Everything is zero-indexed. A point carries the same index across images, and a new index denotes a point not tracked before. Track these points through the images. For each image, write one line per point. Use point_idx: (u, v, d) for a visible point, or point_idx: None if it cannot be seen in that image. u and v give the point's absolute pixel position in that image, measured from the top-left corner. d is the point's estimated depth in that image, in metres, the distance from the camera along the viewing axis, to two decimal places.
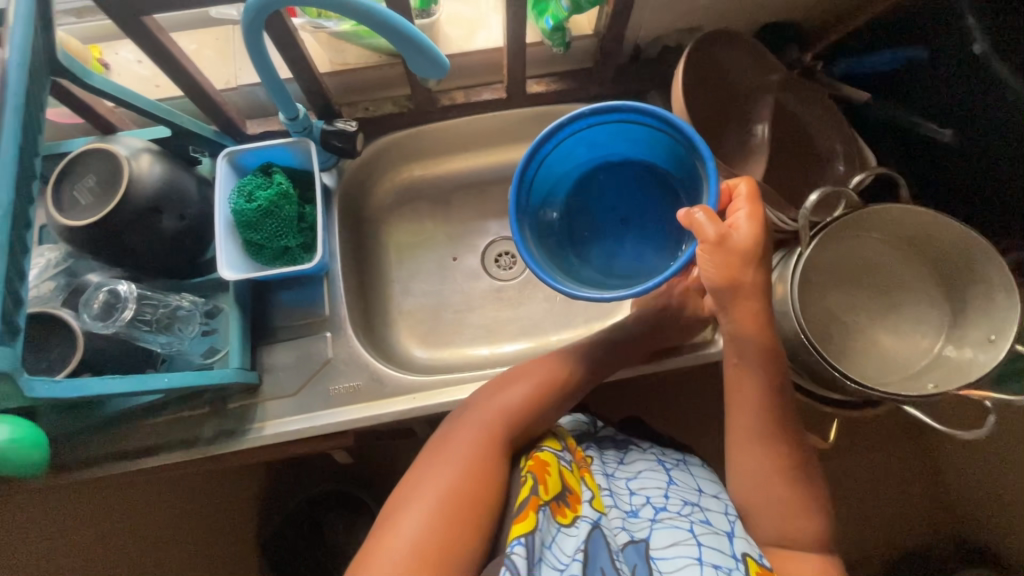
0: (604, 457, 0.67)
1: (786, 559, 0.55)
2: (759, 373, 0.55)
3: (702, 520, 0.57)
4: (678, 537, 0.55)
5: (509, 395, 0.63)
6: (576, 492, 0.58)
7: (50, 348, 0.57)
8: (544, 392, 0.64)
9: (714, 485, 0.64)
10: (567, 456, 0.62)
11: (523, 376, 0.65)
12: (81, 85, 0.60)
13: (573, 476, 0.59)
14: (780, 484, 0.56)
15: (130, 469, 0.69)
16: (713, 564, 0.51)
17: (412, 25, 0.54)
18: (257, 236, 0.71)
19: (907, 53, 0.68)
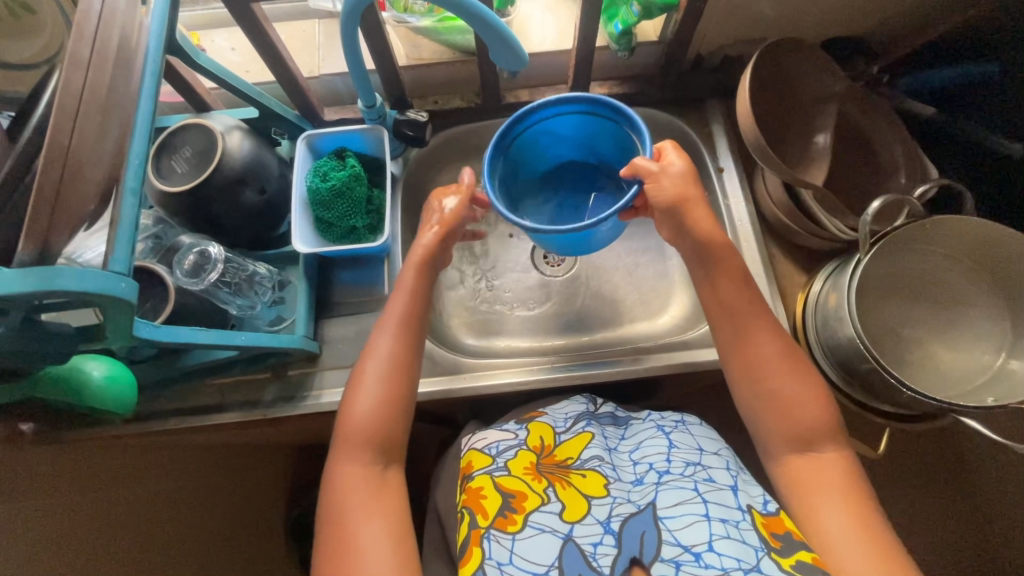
0: (604, 432, 0.68)
1: (812, 468, 0.56)
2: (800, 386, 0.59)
3: (705, 479, 0.59)
4: (683, 497, 0.56)
5: (359, 403, 0.61)
6: (527, 496, 0.59)
7: (145, 300, 0.62)
8: (389, 378, 0.62)
9: (714, 443, 0.65)
10: (501, 463, 0.63)
11: (360, 382, 0.62)
12: (189, 63, 0.65)
13: (515, 479, 0.61)
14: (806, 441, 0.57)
15: (195, 424, 0.74)
16: (720, 519, 0.53)
17: (497, 18, 0.57)
18: (327, 214, 0.75)
19: (973, 71, 0.70)
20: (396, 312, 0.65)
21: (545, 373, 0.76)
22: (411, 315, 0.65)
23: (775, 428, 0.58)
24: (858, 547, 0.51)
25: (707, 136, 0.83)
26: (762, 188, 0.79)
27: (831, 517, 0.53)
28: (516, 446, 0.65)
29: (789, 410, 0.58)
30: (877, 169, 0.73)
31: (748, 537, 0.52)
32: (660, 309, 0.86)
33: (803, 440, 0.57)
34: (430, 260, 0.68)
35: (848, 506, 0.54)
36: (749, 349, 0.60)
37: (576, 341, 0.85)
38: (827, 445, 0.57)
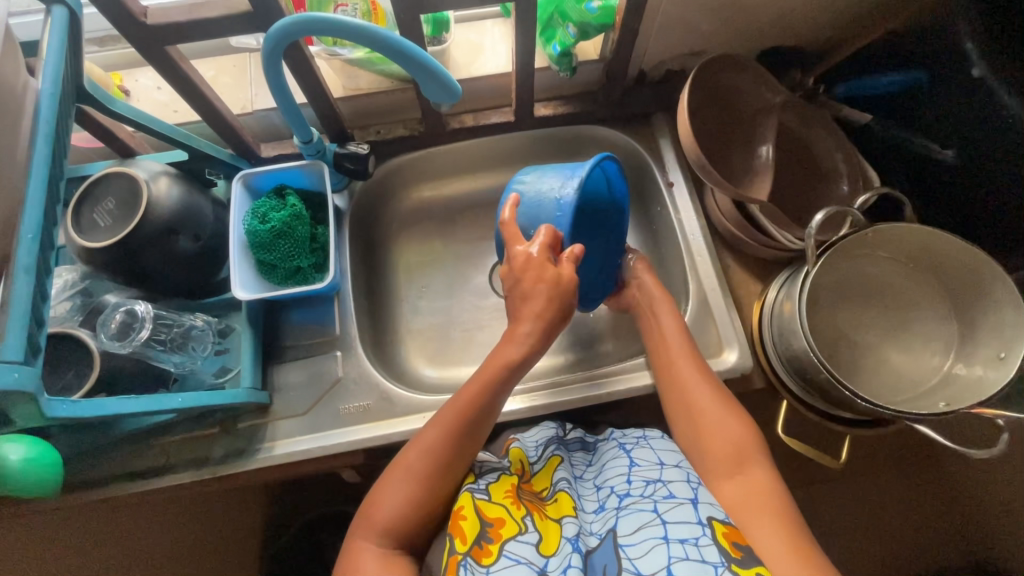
0: (572, 459, 0.69)
1: (744, 482, 0.57)
2: (709, 401, 0.64)
3: (664, 496, 0.56)
4: (643, 520, 0.54)
5: (392, 494, 0.58)
6: (505, 523, 0.57)
7: (68, 368, 0.58)
8: (430, 479, 0.59)
9: (675, 455, 0.63)
10: (483, 485, 0.62)
11: (401, 473, 0.59)
12: (104, 111, 0.61)
13: (495, 505, 0.59)
14: (733, 454, 0.59)
15: (138, 489, 0.69)
16: (679, 539, 0.51)
17: (425, 53, 0.56)
18: (269, 256, 0.72)
19: (908, 76, 0.69)
20: (453, 410, 0.61)
21: (510, 405, 0.72)
22: (473, 417, 0.61)
23: (706, 450, 0.61)
24: (786, 560, 0.50)
25: (656, 151, 0.83)
26: (712, 201, 0.78)
27: (761, 529, 0.53)
28: (499, 470, 0.65)
29: (708, 425, 0.62)
30: (820, 178, 0.74)
31: (707, 555, 0.49)
32: (621, 329, 0.85)
33: (733, 462, 0.59)
34: (507, 372, 0.63)
35: (776, 519, 0.53)
36: (681, 382, 0.66)
37: (539, 366, 0.83)
38: (755, 463, 0.59)
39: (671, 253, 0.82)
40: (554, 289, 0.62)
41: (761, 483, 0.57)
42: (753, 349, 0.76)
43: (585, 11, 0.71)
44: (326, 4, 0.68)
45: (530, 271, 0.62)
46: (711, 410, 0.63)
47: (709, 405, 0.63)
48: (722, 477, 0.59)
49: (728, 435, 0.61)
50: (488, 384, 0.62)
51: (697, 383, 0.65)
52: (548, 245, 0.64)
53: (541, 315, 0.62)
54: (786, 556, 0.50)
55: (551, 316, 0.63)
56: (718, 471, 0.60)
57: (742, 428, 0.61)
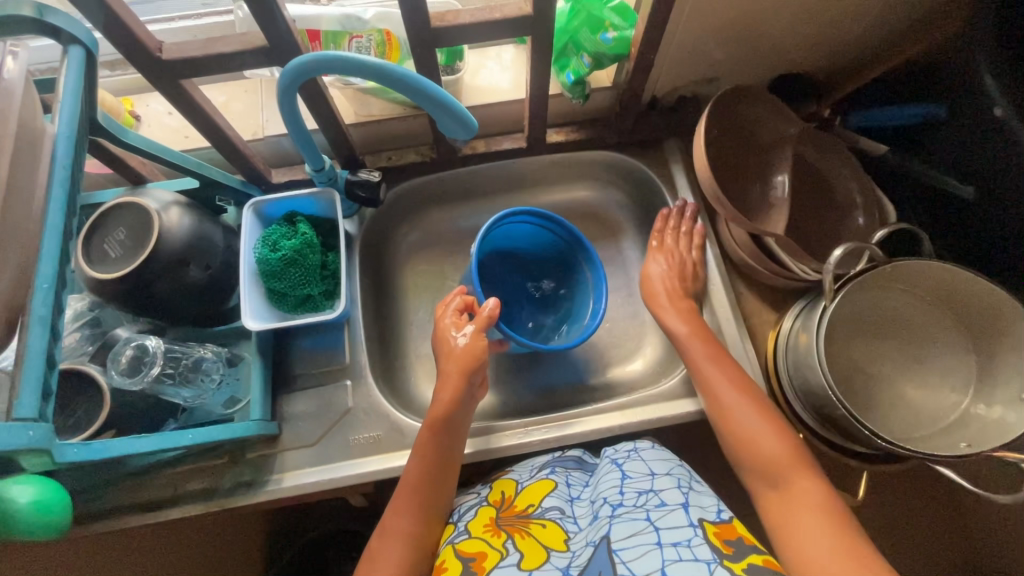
0: (568, 479, 0.67)
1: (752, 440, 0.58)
2: (723, 382, 0.63)
3: (657, 505, 0.56)
4: (637, 527, 0.53)
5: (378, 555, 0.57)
6: (487, 556, 0.56)
7: (78, 404, 0.57)
8: (404, 558, 0.57)
9: (666, 463, 0.64)
10: (463, 527, 0.62)
11: (372, 561, 0.56)
12: (116, 143, 0.60)
13: (475, 541, 0.58)
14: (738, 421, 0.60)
15: (145, 521, 0.68)
16: (672, 543, 0.50)
17: (441, 89, 0.55)
18: (279, 285, 0.71)
19: (928, 110, 0.69)
20: (415, 468, 0.62)
21: (523, 438, 0.71)
22: (435, 466, 0.63)
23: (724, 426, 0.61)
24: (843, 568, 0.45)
25: (668, 178, 0.83)
26: (725, 230, 0.78)
27: (810, 538, 0.48)
28: (478, 505, 0.65)
29: (724, 400, 0.62)
30: (835, 209, 0.74)
31: (700, 553, 0.48)
32: (633, 355, 0.83)
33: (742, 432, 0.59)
34: (442, 427, 0.64)
35: (824, 522, 0.49)
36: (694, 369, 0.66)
37: (555, 394, 0.82)
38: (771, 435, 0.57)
39: None
40: (466, 348, 0.67)
41: (767, 438, 0.57)
42: (767, 379, 0.76)
43: (601, 42, 0.70)
44: (340, 35, 0.67)
45: (443, 334, 0.69)
46: (724, 387, 0.63)
47: (721, 386, 0.63)
48: (762, 491, 0.55)
49: (762, 447, 0.57)
50: (430, 452, 0.63)
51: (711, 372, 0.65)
52: (463, 309, 0.71)
53: (455, 373, 0.66)
54: (842, 565, 0.45)
55: (462, 368, 0.66)
56: (757, 484, 0.56)
57: (777, 437, 0.57)
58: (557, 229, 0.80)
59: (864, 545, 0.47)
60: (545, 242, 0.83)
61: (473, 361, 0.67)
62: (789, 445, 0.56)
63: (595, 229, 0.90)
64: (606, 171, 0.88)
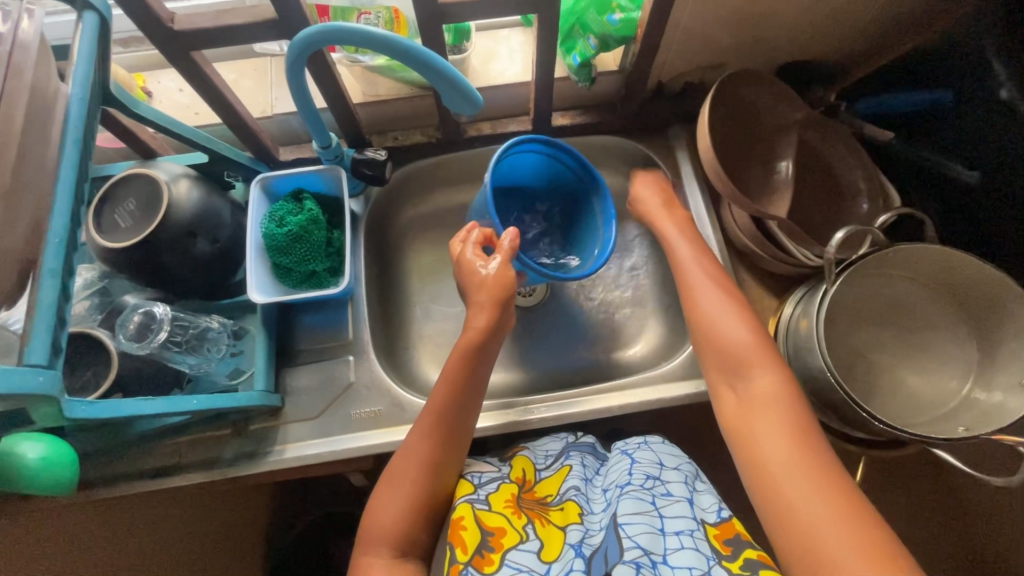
0: (584, 460, 0.68)
1: (722, 337, 0.61)
2: (702, 280, 0.65)
3: (662, 493, 0.57)
4: (642, 508, 0.55)
5: (385, 500, 0.57)
6: (506, 533, 0.56)
7: (87, 367, 0.58)
8: (421, 478, 0.58)
9: (675, 458, 0.64)
10: (483, 494, 0.60)
11: (393, 482, 0.58)
12: (128, 113, 0.61)
13: (496, 515, 0.58)
14: (712, 316, 0.62)
15: (149, 488, 0.69)
16: (676, 531, 0.53)
17: (448, 63, 0.56)
18: (285, 260, 0.72)
19: (932, 96, 0.70)
20: (430, 414, 0.60)
21: (523, 415, 0.71)
22: (456, 399, 0.61)
23: (697, 324, 0.63)
24: (793, 471, 0.50)
25: (673, 163, 0.83)
26: (728, 215, 0.78)
27: (767, 440, 0.53)
28: (499, 479, 0.63)
29: (711, 292, 0.64)
30: (840, 195, 0.74)
31: (701, 546, 0.52)
32: (633, 339, 0.84)
33: (716, 333, 0.61)
34: (472, 354, 0.62)
35: (787, 435, 0.52)
36: (682, 270, 0.68)
37: (557, 375, 0.82)
38: (751, 347, 0.59)
39: None
40: (491, 276, 0.64)
41: (740, 341, 0.59)
42: None
43: (607, 23, 0.71)
44: (349, 12, 0.68)
45: (468, 270, 0.66)
46: (704, 279, 0.65)
47: (702, 283, 0.65)
48: (724, 390, 0.59)
49: (728, 345, 0.60)
50: (450, 381, 0.61)
51: (695, 267, 0.67)
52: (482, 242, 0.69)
53: (487, 302, 0.63)
54: (794, 470, 0.50)
55: (496, 299, 0.64)
56: (719, 382, 0.60)
57: (745, 330, 0.60)
58: (567, 161, 0.77)
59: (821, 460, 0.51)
60: (551, 174, 0.80)
61: (504, 288, 0.64)
62: (755, 341, 0.59)
63: None
64: (611, 156, 0.88)
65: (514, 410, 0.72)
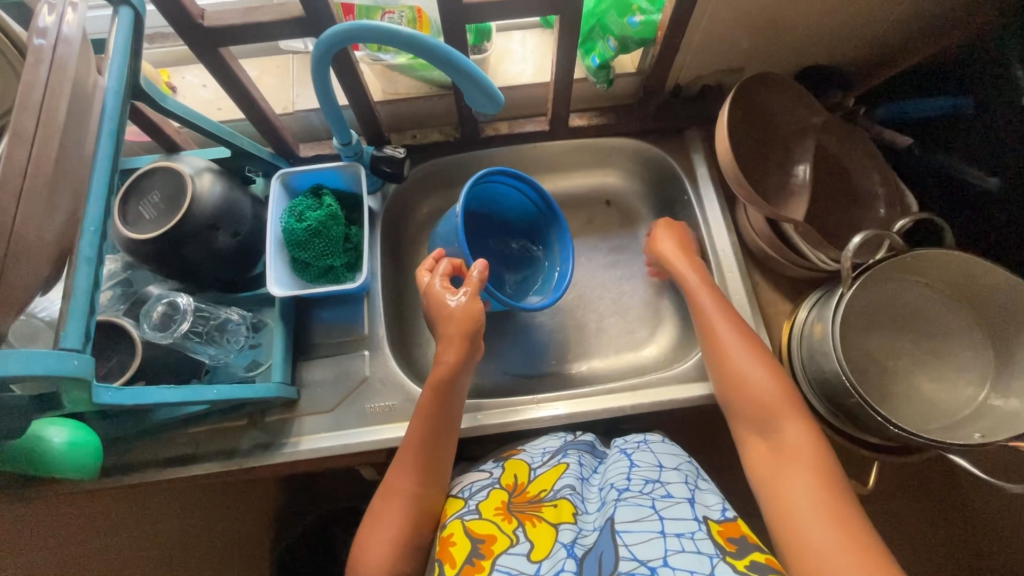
0: (580, 460, 0.67)
1: (743, 385, 0.62)
2: (726, 327, 0.67)
3: (662, 495, 0.57)
4: (642, 513, 0.55)
5: (377, 532, 0.59)
6: (496, 540, 0.56)
7: (111, 355, 0.60)
8: (408, 513, 0.60)
9: (673, 458, 0.64)
10: (473, 505, 0.61)
11: (382, 515, 0.60)
12: (156, 107, 0.62)
13: (485, 523, 0.58)
14: (731, 364, 0.64)
15: (166, 477, 0.70)
16: (676, 533, 0.52)
17: (471, 63, 0.57)
18: (304, 254, 0.73)
19: (951, 102, 0.70)
20: (409, 450, 0.62)
21: (536, 412, 0.72)
22: (433, 438, 0.63)
23: (721, 371, 0.65)
24: (816, 516, 0.51)
25: (689, 165, 0.83)
26: (744, 218, 0.78)
27: (792, 485, 0.54)
28: (489, 485, 0.64)
29: (733, 339, 0.66)
30: (857, 200, 0.74)
31: (702, 547, 0.50)
32: (645, 341, 0.84)
33: (738, 383, 0.63)
34: (444, 390, 0.65)
35: (811, 479, 0.54)
36: (704, 316, 0.69)
37: (569, 374, 0.83)
38: (773, 398, 0.60)
39: None
40: (462, 308, 0.66)
41: (763, 389, 0.61)
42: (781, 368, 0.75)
43: (627, 25, 0.71)
44: (373, 10, 0.69)
45: (435, 300, 0.68)
46: (727, 327, 0.67)
47: (727, 330, 0.66)
48: (752, 437, 0.60)
49: (750, 389, 0.62)
50: (426, 423, 0.63)
51: (715, 312, 0.68)
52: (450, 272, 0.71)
53: (457, 336, 0.65)
54: (821, 515, 0.51)
55: (463, 333, 0.65)
56: (747, 430, 0.61)
57: (769, 378, 0.61)
58: (528, 192, 0.80)
59: (848, 508, 0.51)
60: (509, 203, 0.83)
61: (473, 324, 0.66)
62: (776, 389, 0.61)
63: (613, 216, 0.91)
64: (626, 158, 0.89)
65: (527, 409, 0.72)
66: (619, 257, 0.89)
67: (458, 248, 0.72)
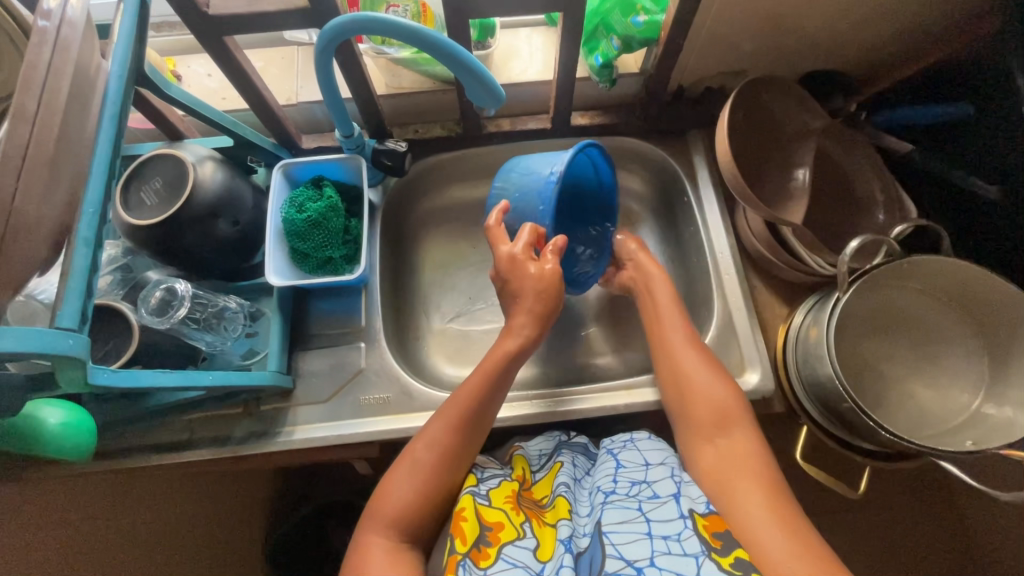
0: (574, 460, 0.68)
1: (693, 390, 0.64)
2: (680, 331, 0.69)
3: (649, 496, 0.57)
4: (628, 515, 0.55)
5: (399, 486, 0.57)
6: (504, 528, 0.57)
7: (108, 339, 0.60)
8: (439, 466, 0.59)
9: (662, 454, 0.63)
10: (485, 490, 0.61)
11: (409, 465, 0.59)
12: (160, 94, 0.62)
13: (495, 510, 0.59)
14: (682, 367, 0.66)
15: (159, 463, 0.71)
16: (662, 535, 0.52)
17: (473, 57, 0.57)
18: (303, 245, 0.73)
19: (953, 109, 0.70)
20: (463, 399, 0.62)
21: (529, 409, 0.72)
22: (488, 393, 0.63)
23: (670, 374, 0.66)
24: (767, 527, 0.51)
25: (690, 166, 0.83)
26: (743, 221, 0.78)
27: (744, 497, 0.54)
28: (500, 475, 0.64)
29: (687, 343, 0.68)
30: (857, 206, 0.74)
31: (688, 547, 0.51)
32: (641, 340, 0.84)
33: (688, 387, 0.64)
34: (519, 357, 0.66)
35: (760, 490, 0.54)
36: (658, 319, 0.71)
37: (565, 372, 0.83)
38: (729, 404, 0.62)
39: (697, 268, 0.82)
40: (539, 282, 0.67)
41: (717, 394, 0.63)
42: (776, 372, 0.76)
43: (631, 25, 0.72)
44: (378, 4, 0.70)
45: (519, 267, 0.67)
46: (681, 330, 0.69)
47: (680, 333, 0.69)
48: (702, 444, 0.61)
49: (710, 401, 0.62)
50: (485, 377, 0.63)
51: (673, 317, 0.70)
52: (532, 241, 0.69)
53: (537, 300, 0.67)
54: (773, 521, 0.51)
55: (543, 302, 0.67)
56: (696, 436, 0.61)
57: (721, 386, 0.63)
58: (603, 175, 0.80)
59: (792, 515, 0.52)
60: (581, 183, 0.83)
61: (555, 290, 0.68)
62: (729, 397, 0.62)
63: None
64: (629, 158, 0.89)
65: (521, 405, 0.72)
66: None
67: (540, 217, 0.70)
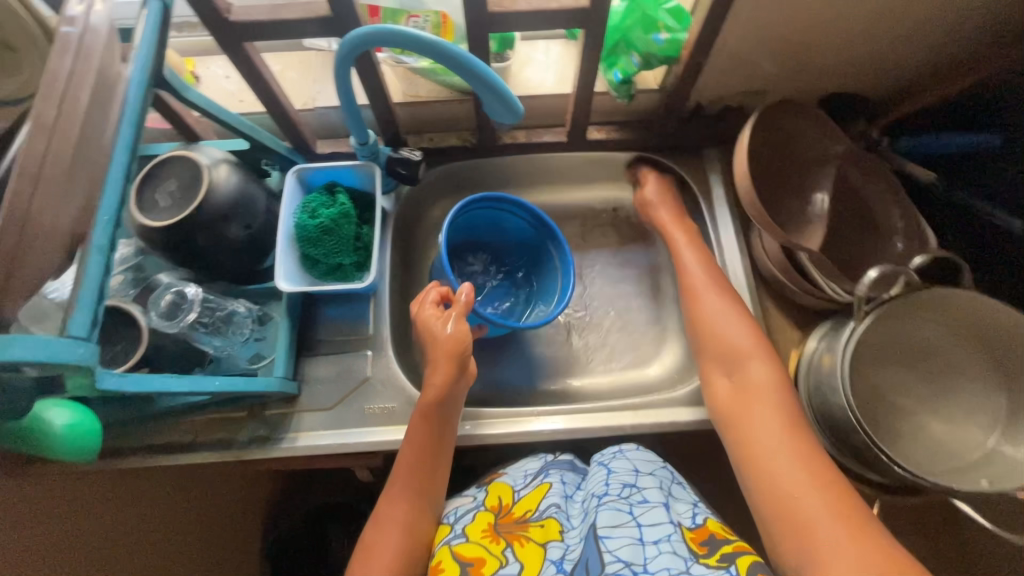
0: (563, 477, 0.66)
1: (715, 323, 0.69)
2: (704, 274, 0.73)
3: (639, 500, 0.57)
4: (619, 518, 0.54)
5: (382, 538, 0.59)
6: (485, 561, 0.56)
7: (116, 340, 0.60)
8: (414, 499, 0.62)
9: (651, 463, 0.63)
10: (459, 529, 0.61)
11: (380, 524, 0.60)
12: (178, 97, 0.62)
13: (472, 546, 0.58)
14: (703, 303, 0.71)
15: (161, 464, 0.71)
16: (654, 540, 0.52)
17: (491, 70, 0.56)
18: (314, 251, 0.73)
19: (978, 139, 0.69)
20: (413, 442, 0.63)
21: (535, 426, 0.71)
22: (438, 424, 0.64)
23: (694, 311, 0.71)
24: (786, 457, 0.56)
25: (705, 185, 0.82)
26: (758, 243, 0.77)
27: (756, 420, 0.60)
28: (474, 509, 0.63)
29: (711, 285, 0.72)
30: (875, 233, 0.73)
31: (678, 549, 0.52)
32: (649, 359, 0.83)
33: (711, 324, 0.69)
34: (434, 416, 0.64)
35: (779, 420, 0.59)
36: (684, 262, 0.75)
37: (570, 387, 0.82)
38: (747, 342, 0.66)
39: None
40: (450, 343, 0.66)
41: (736, 329, 0.67)
42: None
43: (652, 42, 0.71)
44: (399, 14, 0.69)
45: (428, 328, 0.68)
46: (706, 275, 0.73)
47: (705, 276, 0.73)
48: (720, 377, 0.66)
49: (726, 338, 0.67)
50: (432, 411, 0.64)
51: (697, 262, 0.75)
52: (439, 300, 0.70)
53: (442, 359, 0.66)
54: (791, 454, 0.56)
55: (450, 356, 0.66)
56: (715, 369, 0.67)
57: (743, 326, 0.67)
58: (521, 215, 0.80)
59: (807, 439, 0.57)
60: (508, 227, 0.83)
61: (461, 347, 0.66)
62: (749, 333, 0.67)
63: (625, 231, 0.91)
64: None
65: (527, 422, 0.71)
66: (629, 272, 0.88)
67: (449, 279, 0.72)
